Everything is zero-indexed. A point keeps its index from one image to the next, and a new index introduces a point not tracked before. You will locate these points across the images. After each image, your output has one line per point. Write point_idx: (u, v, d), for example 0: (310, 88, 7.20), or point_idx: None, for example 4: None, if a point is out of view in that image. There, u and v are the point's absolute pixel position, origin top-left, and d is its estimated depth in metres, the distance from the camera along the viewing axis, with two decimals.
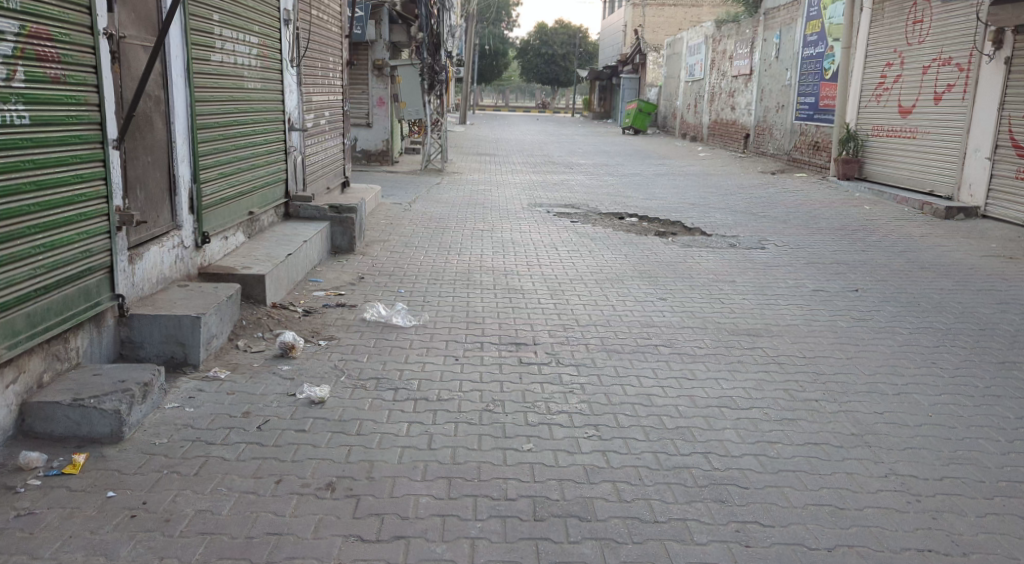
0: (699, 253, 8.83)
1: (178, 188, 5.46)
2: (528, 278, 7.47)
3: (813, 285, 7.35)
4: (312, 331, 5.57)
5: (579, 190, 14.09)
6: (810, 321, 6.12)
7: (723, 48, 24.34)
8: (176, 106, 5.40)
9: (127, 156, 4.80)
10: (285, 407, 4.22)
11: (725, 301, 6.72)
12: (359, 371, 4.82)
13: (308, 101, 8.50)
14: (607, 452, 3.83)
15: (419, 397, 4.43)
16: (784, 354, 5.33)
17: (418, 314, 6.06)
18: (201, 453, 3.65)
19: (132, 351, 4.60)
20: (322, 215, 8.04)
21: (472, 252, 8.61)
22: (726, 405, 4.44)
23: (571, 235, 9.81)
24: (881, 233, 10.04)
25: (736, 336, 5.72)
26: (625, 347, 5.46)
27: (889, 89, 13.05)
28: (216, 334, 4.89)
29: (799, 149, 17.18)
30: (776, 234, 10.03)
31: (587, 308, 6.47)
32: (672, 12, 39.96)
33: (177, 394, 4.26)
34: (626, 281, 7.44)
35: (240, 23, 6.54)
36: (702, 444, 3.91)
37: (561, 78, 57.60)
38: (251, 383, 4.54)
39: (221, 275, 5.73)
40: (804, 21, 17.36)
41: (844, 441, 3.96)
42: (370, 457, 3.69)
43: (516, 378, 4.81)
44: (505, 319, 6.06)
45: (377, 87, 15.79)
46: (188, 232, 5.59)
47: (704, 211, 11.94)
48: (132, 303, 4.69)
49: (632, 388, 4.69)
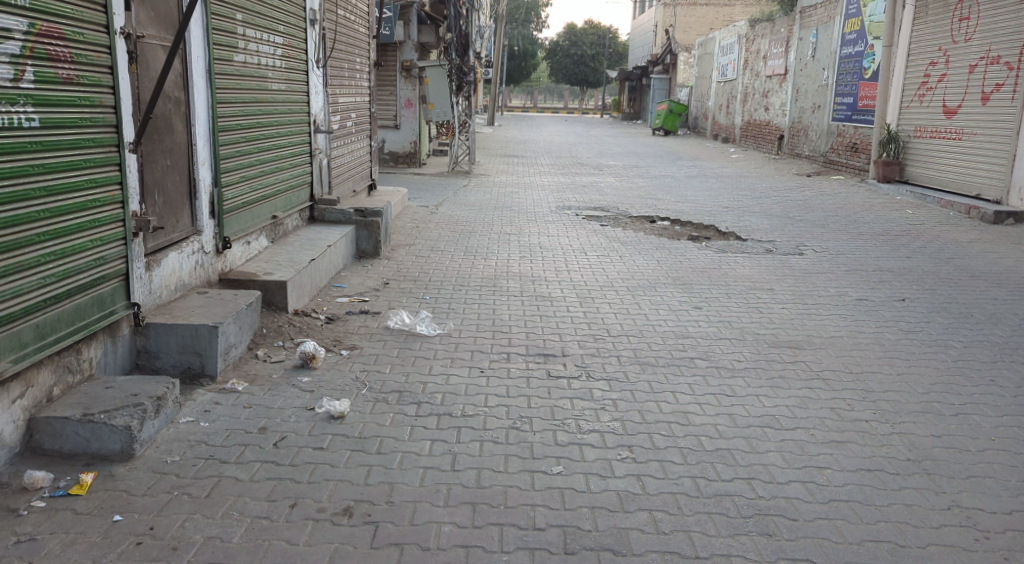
0: (734, 259, 8.55)
1: (198, 192, 5.30)
2: (558, 284, 7.26)
3: (855, 293, 7.05)
4: (334, 340, 5.39)
5: (609, 193, 13.82)
6: (855, 333, 5.84)
7: (757, 47, 23.92)
8: (197, 108, 5.25)
9: (145, 160, 4.65)
10: (303, 423, 4.04)
11: (763, 310, 6.45)
12: (382, 383, 4.63)
13: (334, 103, 8.34)
14: (642, 477, 3.60)
15: (443, 413, 4.23)
16: (829, 368, 5.06)
17: (443, 323, 5.87)
18: (213, 473, 3.46)
19: (147, 361, 4.45)
20: (347, 219, 7.88)
21: (500, 256, 8.41)
22: (769, 425, 4.18)
23: (601, 239, 9.58)
24: (925, 239, 9.69)
25: (776, 348, 5.45)
26: (659, 360, 5.22)
27: (933, 89, 12.63)
28: (235, 343, 4.73)
29: (836, 150, 16.76)
30: (814, 239, 9.72)
31: (618, 317, 6.24)
32: (703, 12, 39.47)
33: (192, 408, 4.09)
34: (659, 288, 7.19)
35: (264, 22, 6.38)
36: (745, 469, 3.68)
37: (590, 78, 57.24)
38: (269, 395, 4.36)
39: (242, 282, 5.57)
40: (842, 19, 16.94)
41: (899, 468, 3.71)
42: (390, 479, 3.49)
43: (545, 393, 4.58)
44: (533, 328, 5.84)
45: (405, 88, 15.63)
46: (209, 237, 5.44)
47: (739, 215, 11.63)
48: (148, 312, 4.54)
49: (668, 405, 4.45)
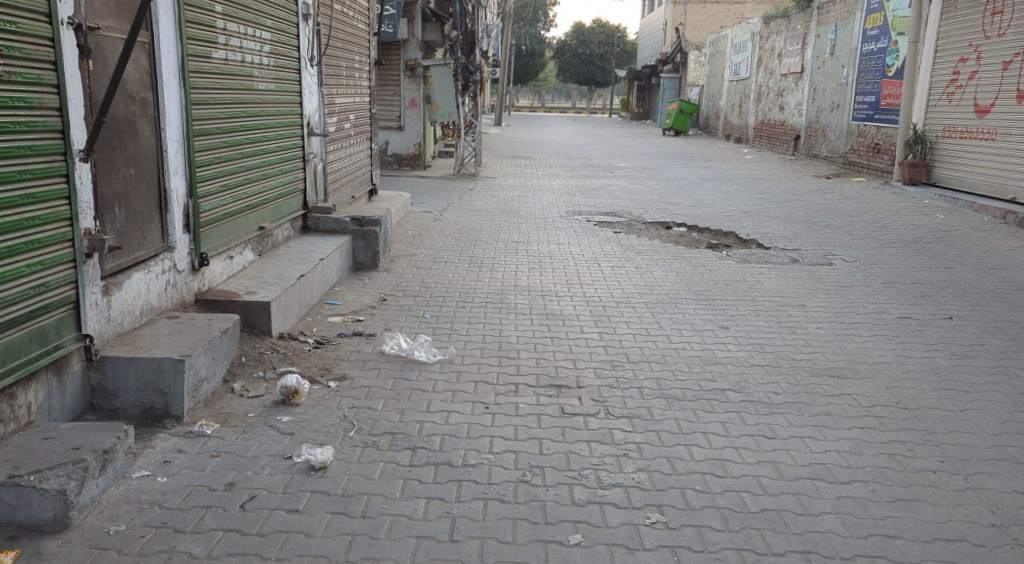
0: (759, 270, 7.96)
1: (169, 204, 4.73)
2: (570, 299, 6.68)
3: (896, 310, 6.44)
4: (322, 369, 4.82)
5: (621, 196, 13.23)
6: (903, 358, 5.24)
7: (771, 44, 23.28)
8: (167, 109, 4.68)
9: (105, 169, 4.09)
10: (279, 476, 3.48)
11: (798, 331, 5.84)
12: (372, 424, 4.05)
13: (330, 104, 7.77)
14: (678, 550, 3.03)
15: (441, 462, 3.66)
16: (880, 403, 4.45)
17: (444, 347, 5.28)
18: (164, 549, 2.93)
19: (104, 400, 3.91)
20: (342, 228, 7.30)
21: (507, 267, 7.83)
22: (821, 477, 3.58)
23: (614, 247, 9.01)
24: (962, 247, 9.07)
25: (818, 379, 4.84)
26: (687, 393, 4.61)
27: (963, 87, 11.98)
28: (207, 377, 4.16)
29: (857, 151, 16.12)
30: (843, 247, 9.10)
31: (638, 339, 5.64)
32: (714, 10, 38.79)
33: (149, 458, 3.53)
34: (680, 304, 6.60)
35: (249, 16, 5.81)
36: (800, 539, 3.09)
37: (598, 77, 56.66)
38: (242, 440, 3.79)
39: (221, 303, 5.01)
40: (863, 15, 16.27)
41: (985, 538, 3.12)
42: (377, 554, 2.95)
43: (558, 435, 3.99)
44: (544, 354, 5.25)
45: (408, 88, 15.09)
46: (183, 253, 4.88)
47: (759, 220, 11.03)
48: (106, 343, 3.98)
49: (700, 450, 3.86)
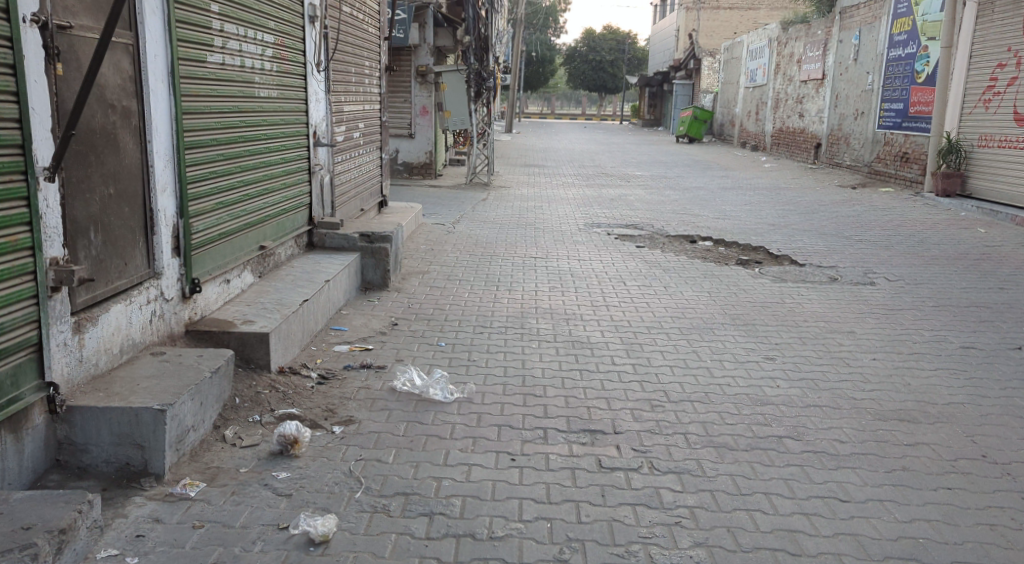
0: (796, 290, 7.39)
1: (156, 226, 4.20)
2: (597, 324, 6.12)
3: (957, 339, 5.85)
4: (326, 410, 4.27)
5: (640, 207, 12.69)
6: (977, 399, 4.65)
7: (789, 50, 22.73)
8: (154, 119, 4.16)
9: (75, 187, 3.56)
10: (271, 554, 2.95)
11: (853, 364, 5.26)
12: (382, 482, 3.51)
13: (338, 112, 7.25)
14: None
15: (463, 534, 3.11)
16: (964, 457, 3.88)
17: (461, 384, 4.72)
18: None
19: (73, 456, 3.39)
20: (350, 245, 6.79)
21: (525, 287, 7.29)
22: (916, 557, 3.04)
23: (638, 263, 8.46)
24: (1011, 265, 8.48)
25: (887, 424, 4.26)
26: (740, 441, 4.04)
27: (1002, 94, 11.38)
28: (194, 426, 3.63)
29: (884, 160, 15.53)
30: (882, 265, 8.52)
31: (676, 372, 5.08)
32: (727, 16, 38.23)
33: (119, 531, 3.02)
34: (717, 330, 6.03)
35: (249, 17, 5.30)
36: None
37: (608, 84, 56.12)
38: (231, 505, 3.26)
39: (213, 334, 4.47)
40: (889, 20, 15.68)
41: None
42: None
43: (597, 498, 3.44)
44: (574, 392, 4.68)
45: (419, 95, 14.55)
46: (172, 280, 4.36)
47: (789, 233, 10.46)
48: (76, 389, 3.46)
49: (764, 516, 3.31)
